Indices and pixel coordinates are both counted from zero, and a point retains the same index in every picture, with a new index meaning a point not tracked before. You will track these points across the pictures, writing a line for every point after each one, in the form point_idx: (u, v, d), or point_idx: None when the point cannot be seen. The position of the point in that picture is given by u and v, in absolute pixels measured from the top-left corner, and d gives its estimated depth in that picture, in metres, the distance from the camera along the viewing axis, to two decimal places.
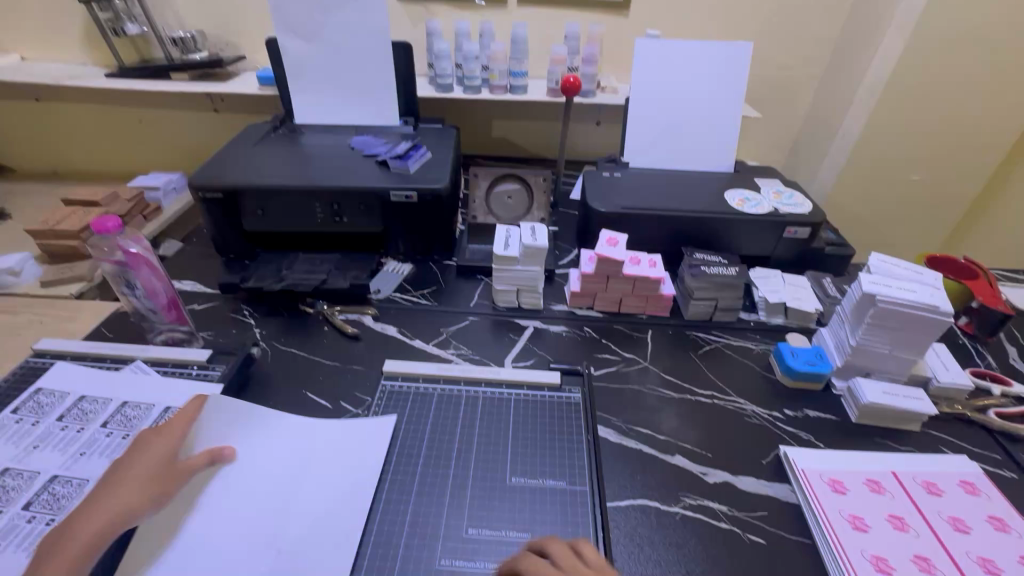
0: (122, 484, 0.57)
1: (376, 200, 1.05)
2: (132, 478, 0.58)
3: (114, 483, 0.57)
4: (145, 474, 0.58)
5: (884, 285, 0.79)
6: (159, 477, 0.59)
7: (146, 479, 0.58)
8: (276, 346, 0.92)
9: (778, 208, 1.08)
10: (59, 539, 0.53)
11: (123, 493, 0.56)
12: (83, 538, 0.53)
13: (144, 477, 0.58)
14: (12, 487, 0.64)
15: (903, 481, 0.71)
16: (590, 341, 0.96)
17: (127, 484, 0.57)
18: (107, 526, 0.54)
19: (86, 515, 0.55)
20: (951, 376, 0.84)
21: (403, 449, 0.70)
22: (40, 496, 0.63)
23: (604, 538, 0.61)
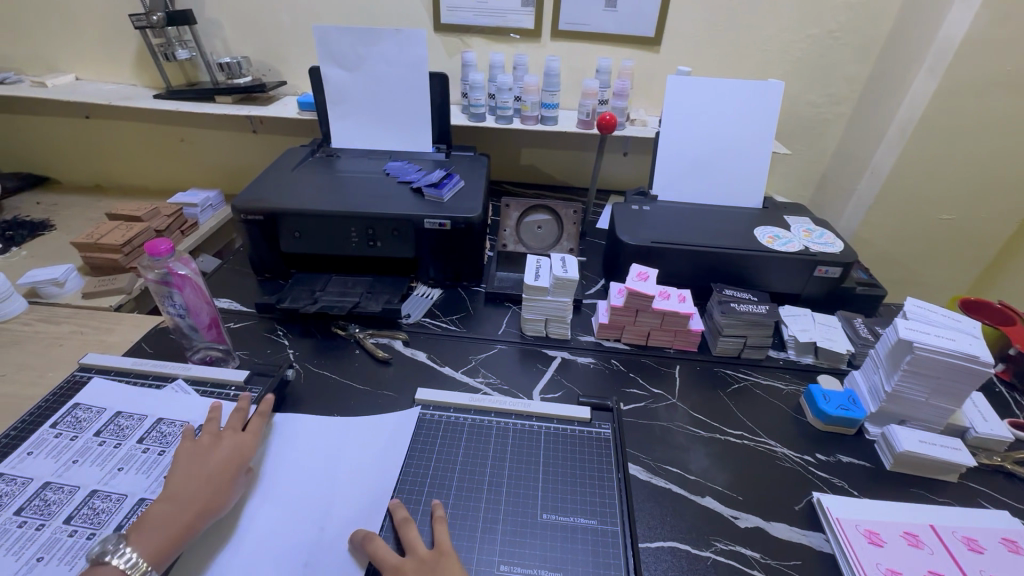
0: (213, 476, 0.65)
1: (410, 227, 1.07)
2: (222, 472, 0.66)
3: (194, 479, 0.63)
4: (226, 474, 0.66)
5: (922, 332, 0.78)
6: (233, 479, 0.66)
7: (226, 478, 0.65)
8: (309, 368, 0.94)
9: (809, 246, 1.08)
10: (143, 526, 0.58)
11: (207, 490, 0.63)
12: (185, 523, 0.60)
13: (223, 477, 0.65)
14: (54, 501, 0.65)
15: (942, 536, 0.70)
16: (618, 375, 0.96)
17: (210, 482, 0.64)
18: (194, 520, 0.61)
19: (183, 502, 0.61)
20: (990, 427, 0.82)
21: (434, 481, 0.71)
22: (81, 510, 0.64)
23: None
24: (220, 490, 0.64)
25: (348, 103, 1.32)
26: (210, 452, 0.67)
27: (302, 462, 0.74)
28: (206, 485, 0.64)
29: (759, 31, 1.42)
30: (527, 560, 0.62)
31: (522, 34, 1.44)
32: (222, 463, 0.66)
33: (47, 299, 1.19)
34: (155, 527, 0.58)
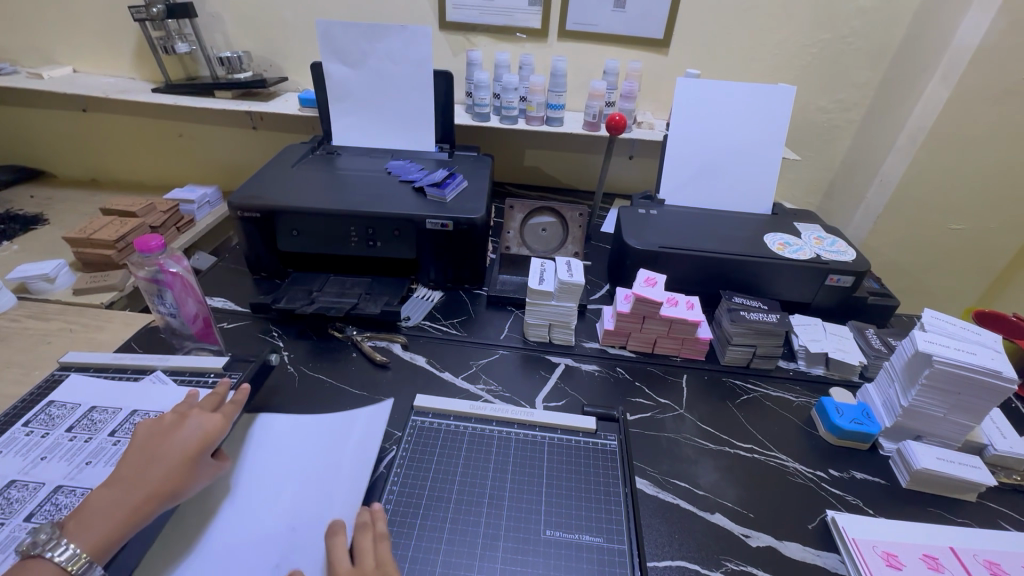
0: (167, 459, 0.60)
1: (411, 227, 1.04)
2: (177, 455, 0.61)
3: (148, 461, 0.59)
4: (183, 458, 0.61)
5: (941, 345, 0.75)
6: (192, 463, 0.61)
7: (184, 462, 0.61)
8: (303, 371, 0.91)
9: (820, 254, 1.05)
10: (88, 512, 0.55)
11: (160, 475, 0.59)
12: (130, 509, 0.56)
13: (180, 461, 0.60)
14: (16, 499, 0.61)
15: (963, 559, 0.67)
16: (623, 383, 0.93)
17: (164, 465, 0.59)
18: (142, 507, 0.56)
19: (132, 486, 0.57)
20: (1010, 445, 0.79)
21: (431, 496, 0.67)
22: (43, 507, 0.61)
23: None
24: (174, 475, 0.59)
25: (351, 100, 1.30)
26: (167, 434, 0.62)
27: (293, 466, 0.71)
28: (160, 468, 0.59)
29: (769, 35, 1.40)
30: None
31: (528, 33, 1.42)
32: (180, 445, 0.62)
33: (37, 295, 1.16)
34: (100, 514, 0.55)
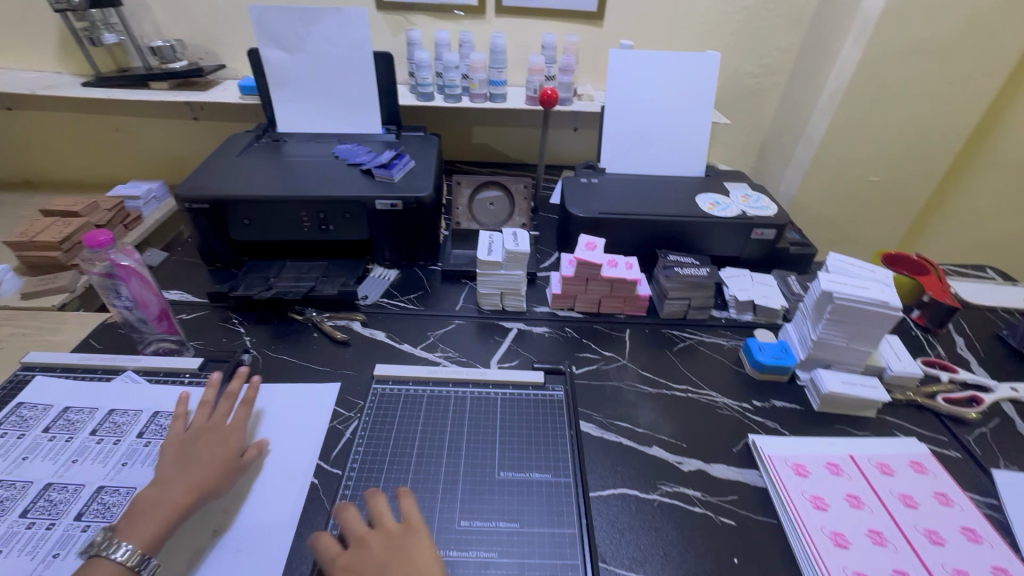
0: (199, 460, 0.66)
1: (362, 209, 1.08)
2: (207, 456, 0.67)
3: (181, 466, 0.66)
4: (223, 459, 0.68)
5: (841, 283, 0.85)
6: (224, 459, 0.68)
7: (224, 462, 0.68)
8: (266, 353, 0.94)
9: (745, 211, 1.14)
10: (136, 510, 0.60)
11: (205, 474, 0.65)
12: (171, 504, 0.61)
13: (212, 458, 0.67)
14: (6, 498, 0.64)
15: (859, 463, 0.78)
16: (571, 341, 1.01)
17: (197, 465, 0.66)
18: (188, 501, 0.63)
19: (169, 486, 0.63)
20: (903, 366, 0.91)
21: (394, 453, 0.73)
22: (37, 503, 0.64)
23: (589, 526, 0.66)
24: (217, 473, 0.66)
25: (292, 85, 1.30)
26: (204, 442, 0.69)
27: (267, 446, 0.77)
28: (203, 468, 0.66)
29: (696, 5, 1.46)
30: (486, 514, 0.66)
31: (466, 10, 1.44)
32: (219, 450, 0.69)
33: None
34: (148, 509, 0.60)
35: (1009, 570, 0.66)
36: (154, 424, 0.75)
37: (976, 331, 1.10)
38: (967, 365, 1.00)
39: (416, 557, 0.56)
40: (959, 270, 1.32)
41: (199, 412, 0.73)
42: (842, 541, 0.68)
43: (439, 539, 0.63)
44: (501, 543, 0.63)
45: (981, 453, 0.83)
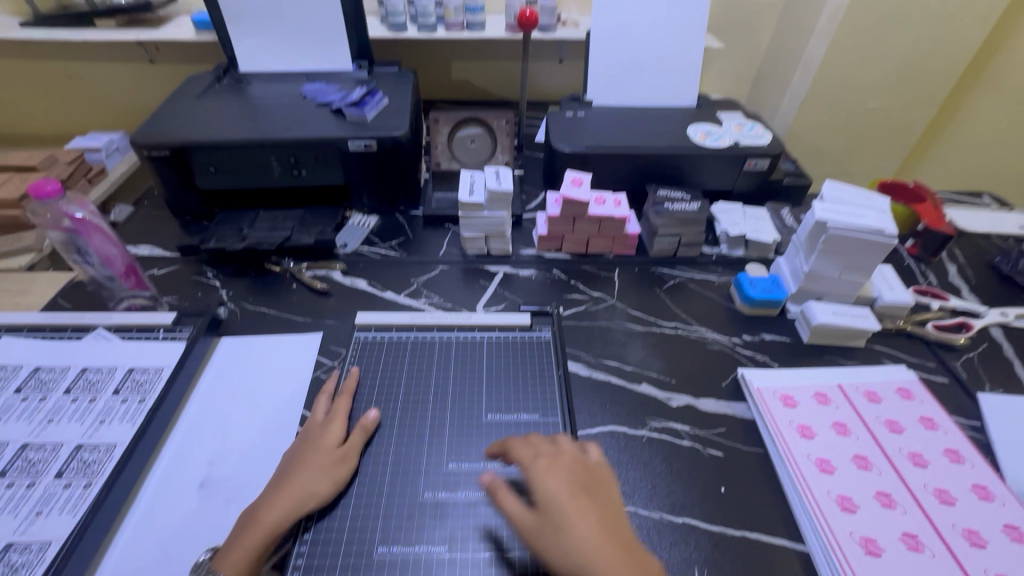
0: (303, 468, 0.60)
1: (334, 151, 1.01)
2: (310, 462, 0.61)
3: (285, 476, 0.60)
4: (325, 458, 0.61)
5: (835, 212, 0.82)
6: (323, 464, 0.61)
7: (327, 463, 0.61)
8: (244, 306, 0.91)
9: (739, 141, 1.09)
10: (239, 530, 0.56)
11: (308, 481, 0.59)
12: (268, 522, 0.56)
13: (312, 465, 0.60)
14: None
15: (847, 392, 0.78)
16: (559, 283, 0.98)
17: (298, 473, 0.60)
18: (293, 514, 0.57)
19: (269, 501, 0.57)
20: (895, 295, 0.90)
21: (379, 401, 0.71)
22: (14, 463, 0.63)
23: None
24: (322, 478, 0.59)
25: (250, 18, 1.19)
26: (305, 445, 0.63)
27: (249, 399, 0.76)
28: (305, 474, 0.59)
29: None
30: (473, 456, 0.65)
31: None
32: (318, 450, 0.62)
33: None
34: (250, 528, 0.56)
35: (988, 488, 0.67)
36: (130, 380, 0.73)
37: (968, 258, 1.08)
38: (958, 292, 0.99)
39: (613, 494, 0.55)
40: (955, 197, 1.29)
41: (315, 407, 0.69)
42: (827, 467, 0.68)
43: (427, 481, 0.63)
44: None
45: (967, 377, 0.84)
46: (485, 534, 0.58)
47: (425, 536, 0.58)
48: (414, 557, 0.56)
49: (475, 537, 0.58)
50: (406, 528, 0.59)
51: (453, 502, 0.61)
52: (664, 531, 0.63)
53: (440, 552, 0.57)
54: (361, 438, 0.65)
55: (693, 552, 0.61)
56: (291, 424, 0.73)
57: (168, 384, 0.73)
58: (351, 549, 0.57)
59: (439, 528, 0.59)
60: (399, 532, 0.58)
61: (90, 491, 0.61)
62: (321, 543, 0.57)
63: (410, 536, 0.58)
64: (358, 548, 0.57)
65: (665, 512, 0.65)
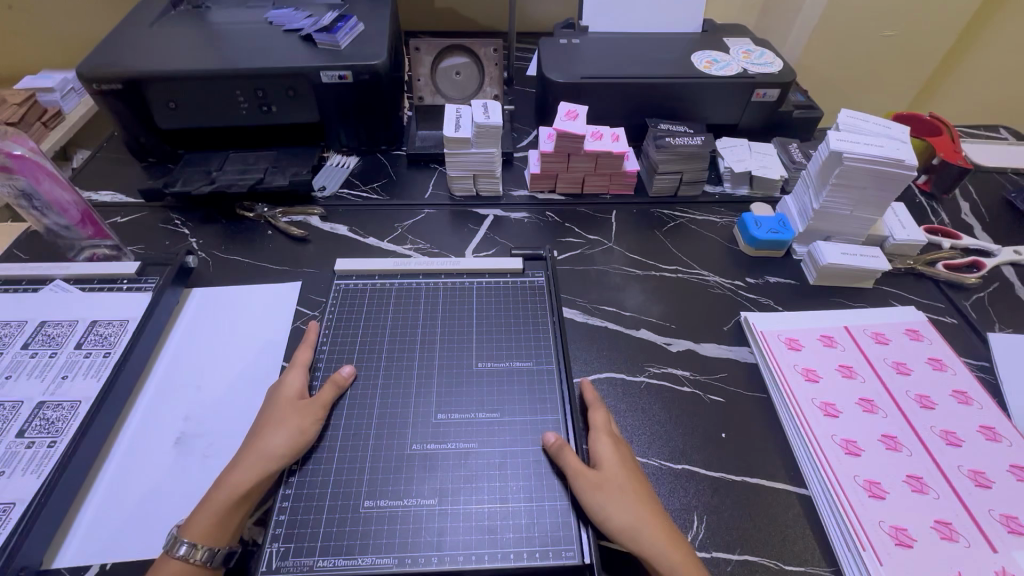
0: (263, 426, 0.56)
1: (307, 84, 0.92)
2: (270, 418, 0.57)
3: (245, 438, 0.56)
4: (289, 412, 0.57)
5: (851, 141, 0.75)
6: (283, 418, 0.57)
7: (290, 417, 0.57)
8: (216, 255, 0.85)
9: (747, 69, 1.00)
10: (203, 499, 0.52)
11: (272, 436, 0.55)
12: (229, 484, 0.51)
13: (271, 421, 0.56)
14: None
15: (854, 334, 0.75)
16: (553, 226, 0.92)
17: (257, 431, 0.56)
18: (258, 471, 0.52)
19: (231, 466, 0.53)
20: (907, 233, 0.85)
21: (362, 351, 0.67)
22: None
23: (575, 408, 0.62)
24: (286, 432, 0.55)
25: None
26: (267, 403, 0.59)
27: (225, 352, 0.72)
28: (267, 430, 0.55)
29: None
30: (463, 406, 0.62)
31: None
32: (277, 406, 0.58)
33: None
34: (213, 491, 0.51)
35: (996, 429, 0.65)
36: (93, 333, 0.69)
37: (982, 194, 1.03)
38: (970, 230, 0.95)
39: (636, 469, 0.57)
40: (970, 131, 1.22)
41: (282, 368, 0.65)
42: (832, 410, 0.66)
43: (415, 434, 0.59)
44: (481, 433, 0.60)
45: (977, 317, 0.81)
46: (477, 486, 0.55)
47: (414, 490, 0.55)
48: (402, 510, 0.54)
49: (467, 489, 0.55)
50: (394, 481, 0.56)
51: (442, 453, 0.58)
52: (663, 478, 0.61)
53: (430, 505, 0.54)
54: (331, 391, 0.60)
55: (693, 499, 0.60)
56: (271, 375, 0.69)
57: (134, 337, 0.68)
58: (336, 505, 0.54)
59: (428, 480, 0.56)
60: (386, 486, 0.55)
61: (56, 449, 0.58)
62: (304, 498, 0.54)
63: (399, 490, 0.55)
64: (342, 503, 0.54)
65: (664, 460, 0.63)
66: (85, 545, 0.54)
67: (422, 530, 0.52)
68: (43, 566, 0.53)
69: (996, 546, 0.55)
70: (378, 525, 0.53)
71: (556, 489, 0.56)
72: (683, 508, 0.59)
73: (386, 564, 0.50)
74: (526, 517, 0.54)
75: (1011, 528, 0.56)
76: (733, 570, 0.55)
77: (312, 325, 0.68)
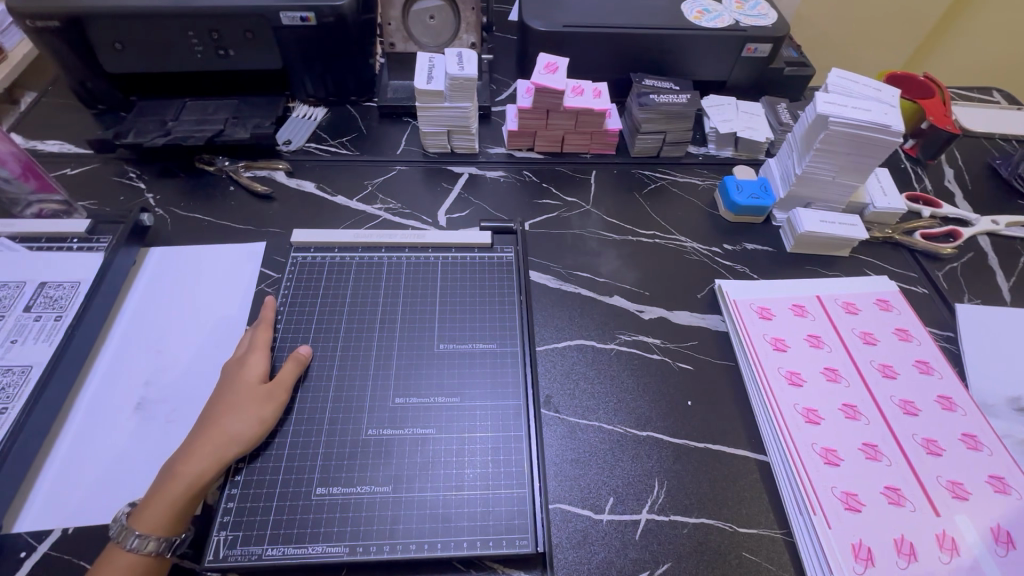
0: (221, 412, 0.54)
1: (266, 26, 0.85)
2: (229, 404, 0.55)
3: (202, 423, 0.54)
4: (250, 398, 0.56)
5: (839, 104, 0.72)
6: (245, 404, 0.55)
7: (251, 403, 0.55)
8: (175, 212, 0.81)
9: (739, 20, 0.95)
10: (155, 486, 0.51)
11: (231, 424, 0.54)
12: (186, 477, 0.50)
13: (232, 407, 0.55)
14: None
15: (825, 303, 0.75)
16: (530, 186, 0.89)
17: (214, 418, 0.54)
18: (215, 462, 0.52)
19: (186, 455, 0.52)
20: (887, 201, 0.84)
21: (320, 330, 0.65)
22: None
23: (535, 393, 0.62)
24: (246, 420, 0.54)
25: None
26: (225, 384, 0.58)
27: (184, 316, 0.69)
28: (226, 418, 0.54)
29: None
30: (423, 391, 0.61)
31: None
32: (238, 390, 0.56)
33: None
34: (167, 482, 0.50)
35: (953, 398, 0.67)
36: (43, 296, 0.66)
37: (967, 160, 1.01)
38: (951, 198, 0.94)
39: None
40: (963, 93, 1.19)
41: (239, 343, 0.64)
42: (797, 379, 0.67)
43: (372, 418, 0.59)
44: (439, 419, 0.59)
45: (948, 287, 0.81)
46: (433, 473, 0.56)
47: (368, 476, 0.55)
48: (356, 498, 0.54)
49: (423, 476, 0.55)
50: (348, 468, 0.55)
51: (398, 439, 0.57)
52: (627, 445, 0.62)
53: (384, 493, 0.54)
54: (293, 374, 0.59)
55: (655, 465, 0.61)
56: (233, 340, 0.67)
57: (86, 301, 0.66)
58: (287, 492, 0.54)
59: (383, 466, 0.56)
60: (339, 473, 0.55)
61: (8, 415, 0.56)
62: (254, 485, 0.54)
63: (353, 476, 0.55)
64: (294, 490, 0.54)
65: (630, 427, 0.63)
66: (46, 509, 0.54)
67: (374, 517, 0.53)
68: (3, 531, 0.53)
69: (939, 510, 0.57)
70: (329, 514, 0.53)
71: (514, 478, 0.56)
72: (644, 473, 0.60)
73: (337, 552, 0.51)
74: (480, 505, 0.54)
75: (956, 494, 0.59)
76: (688, 533, 0.57)
77: (269, 299, 0.66)
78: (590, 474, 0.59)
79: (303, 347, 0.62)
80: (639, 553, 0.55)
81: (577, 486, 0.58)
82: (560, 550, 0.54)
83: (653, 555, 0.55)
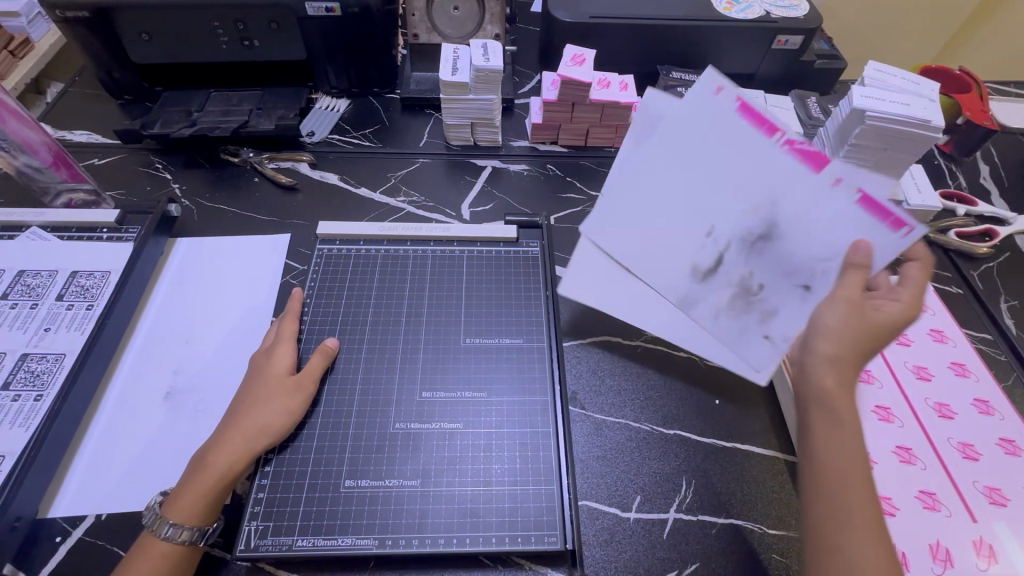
0: (249, 403, 0.55)
1: (291, 16, 0.84)
2: (257, 395, 0.55)
3: (231, 414, 0.55)
4: (278, 390, 0.56)
5: (876, 98, 0.70)
6: (272, 395, 0.55)
7: (279, 395, 0.56)
8: (201, 203, 0.81)
9: (771, 11, 0.93)
10: (188, 475, 0.51)
11: (259, 416, 0.54)
12: (216, 468, 0.51)
13: (260, 399, 0.55)
14: None
15: None
16: (554, 180, 0.88)
17: (243, 409, 0.54)
18: (245, 453, 0.52)
19: (217, 446, 0.52)
20: (922, 198, 0.81)
21: (346, 322, 0.65)
22: None
23: (562, 389, 0.61)
24: (275, 411, 0.54)
25: None
26: (254, 376, 0.58)
27: (211, 306, 0.70)
28: (255, 409, 0.54)
29: None
30: (448, 385, 0.61)
31: None
32: (265, 381, 0.56)
33: None
34: (199, 471, 0.51)
35: (990, 402, 0.65)
36: (74, 285, 0.67)
37: (1004, 157, 0.98)
38: (987, 196, 0.91)
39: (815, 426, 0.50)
40: (999, 88, 1.16)
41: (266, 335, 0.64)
42: None
43: (399, 412, 0.59)
44: (466, 414, 0.59)
45: (984, 288, 0.79)
46: (461, 468, 0.55)
47: (396, 469, 0.55)
48: (384, 492, 0.54)
49: (450, 471, 0.55)
50: (375, 461, 0.55)
51: (426, 433, 0.57)
52: (655, 442, 0.61)
53: (412, 486, 0.54)
54: (320, 366, 0.59)
55: (682, 463, 0.60)
56: (260, 331, 0.68)
57: (115, 290, 0.66)
58: (315, 484, 0.54)
59: (411, 460, 0.56)
60: (367, 466, 0.55)
61: (43, 403, 0.57)
62: (283, 476, 0.54)
63: (381, 469, 0.55)
64: (323, 482, 0.54)
65: (657, 425, 0.63)
66: (80, 495, 0.55)
67: (402, 510, 0.53)
68: (40, 516, 0.53)
69: (976, 516, 0.56)
70: (357, 506, 0.53)
71: (541, 475, 0.56)
72: (672, 471, 0.59)
73: (366, 545, 0.51)
74: (509, 501, 0.54)
75: (993, 500, 0.57)
76: (717, 533, 0.56)
77: (297, 291, 0.66)
78: (617, 471, 0.59)
79: (329, 340, 0.62)
80: (667, 552, 0.54)
81: (604, 483, 0.58)
82: (588, 548, 0.54)
83: (681, 555, 0.54)
